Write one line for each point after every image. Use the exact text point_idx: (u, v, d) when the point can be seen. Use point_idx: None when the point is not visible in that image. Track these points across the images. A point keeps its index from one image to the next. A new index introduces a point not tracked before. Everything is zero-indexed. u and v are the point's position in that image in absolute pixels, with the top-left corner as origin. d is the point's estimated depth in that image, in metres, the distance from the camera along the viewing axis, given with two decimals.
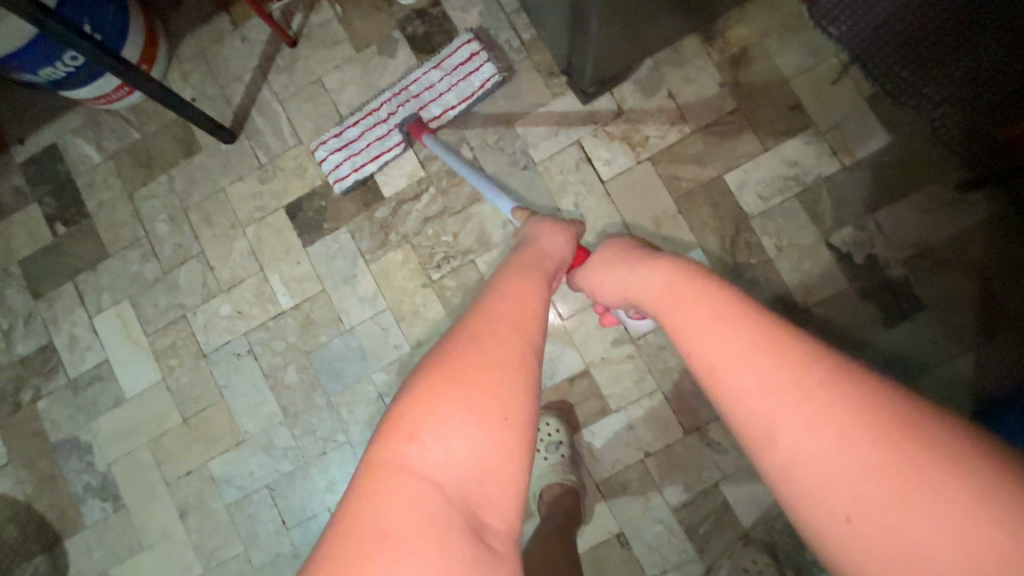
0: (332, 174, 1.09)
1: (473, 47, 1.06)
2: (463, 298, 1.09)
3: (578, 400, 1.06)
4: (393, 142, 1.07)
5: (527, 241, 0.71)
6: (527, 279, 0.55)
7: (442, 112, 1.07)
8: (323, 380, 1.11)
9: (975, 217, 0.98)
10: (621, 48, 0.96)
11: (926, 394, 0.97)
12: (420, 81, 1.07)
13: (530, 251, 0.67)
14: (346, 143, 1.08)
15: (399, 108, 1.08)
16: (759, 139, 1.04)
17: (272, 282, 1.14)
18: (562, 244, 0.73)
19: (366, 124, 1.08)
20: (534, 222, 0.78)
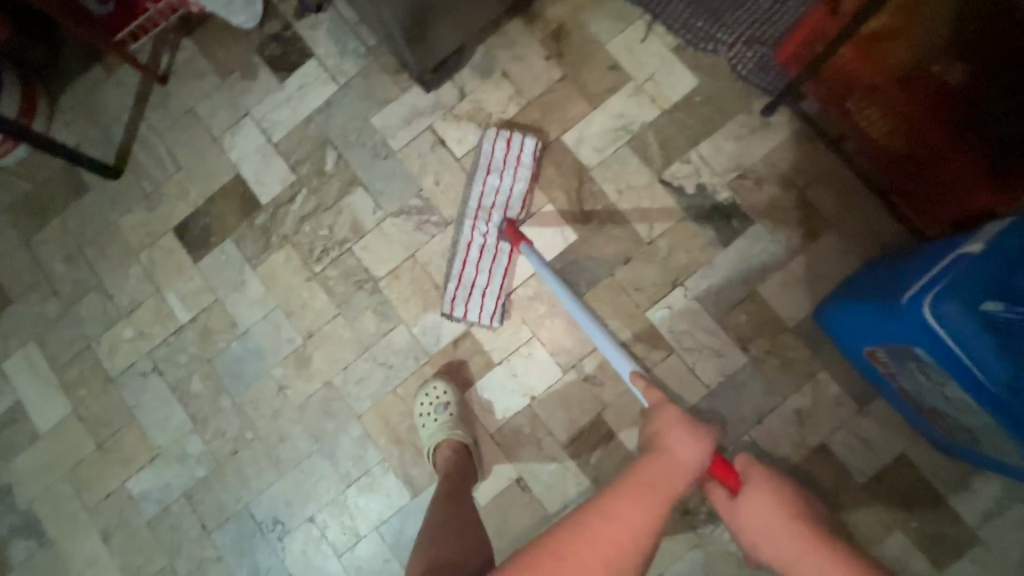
0: (483, 316, 1.09)
1: (504, 135, 1.09)
2: (345, 285, 1.17)
3: (464, 359, 1.13)
4: (507, 252, 1.08)
5: (658, 448, 0.65)
6: (637, 524, 0.57)
7: (522, 200, 1.09)
8: (227, 383, 1.17)
9: (781, 136, 1.10)
10: (438, 37, 1.08)
11: (767, 298, 1.08)
12: (486, 191, 1.08)
13: (656, 470, 0.62)
14: (471, 285, 1.08)
15: (487, 224, 1.08)
16: (588, 101, 1.16)
17: (168, 300, 1.21)
18: (699, 456, 0.64)
19: (475, 259, 1.08)
20: (664, 417, 0.68)
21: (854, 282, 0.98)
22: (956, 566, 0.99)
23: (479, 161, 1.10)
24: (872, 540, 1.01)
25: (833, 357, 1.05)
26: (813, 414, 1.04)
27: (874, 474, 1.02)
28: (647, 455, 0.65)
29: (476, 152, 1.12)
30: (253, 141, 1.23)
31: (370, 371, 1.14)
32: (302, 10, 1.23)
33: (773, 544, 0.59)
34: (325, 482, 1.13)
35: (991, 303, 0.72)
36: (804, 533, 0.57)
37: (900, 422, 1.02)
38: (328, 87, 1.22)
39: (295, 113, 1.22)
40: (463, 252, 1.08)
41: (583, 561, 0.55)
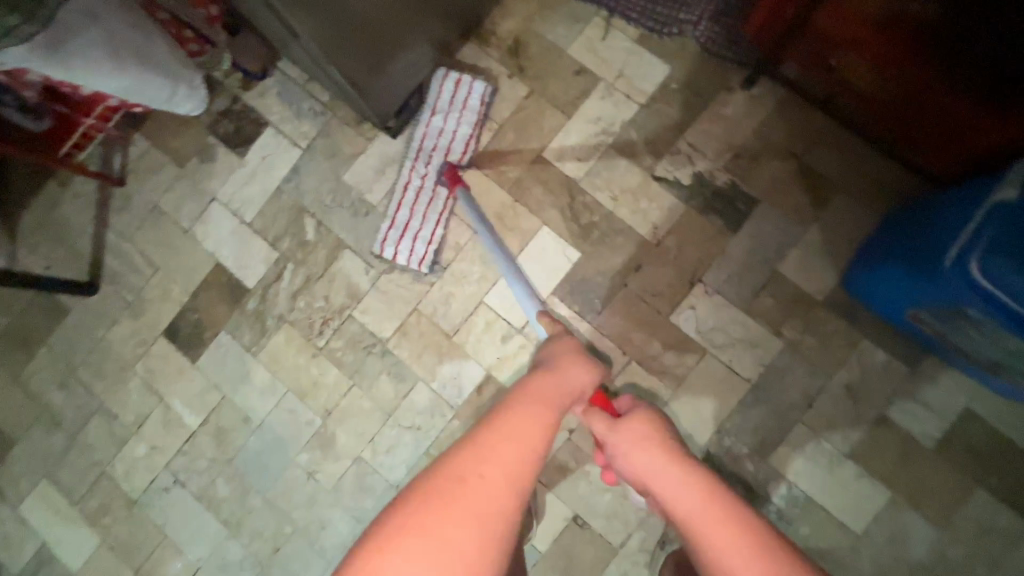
0: (412, 261, 1.08)
1: (454, 77, 1.08)
2: (353, 353, 1.11)
3: (492, 404, 1.07)
4: (442, 198, 1.07)
5: (552, 370, 0.75)
6: (537, 421, 0.63)
7: (465, 146, 1.08)
8: (253, 479, 1.11)
9: (768, 106, 1.05)
10: (390, 81, 1.03)
11: (790, 276, 1.03)
12: (429, 133, 1.08)
13: (552, 383, 0.71)
14: (403, 227, 1.07)
15: (428, 167, 1.08)
16: (561, 111, 1.11)
17: (174, 407, 1.15)
18: (585, 377, 0.76)
19: (411, 201, 1.08)
20: (559, 349, 0.81)
21: (875, 241, 0.95)
22: None
23: (426, 100, 1.09)
24: (955, 505, 0.96)
25: (873, 324, 1.00)
26: (865, 386, 0.99)
27: (941, 436, 0.97)
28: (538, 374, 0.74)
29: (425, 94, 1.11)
30: (226, 226, 1.17)
31: (398, 438, 1.09)
32: (249, 79, 1.17)
33: (631, 446, 0.71)
34: None
35: None
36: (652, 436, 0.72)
37: (956, 377, 0.97)
38: (292, 153, 1.17)
39: (263, 187, 1.17)
40: (399, 192, 1.08)
41: (495, 448, 0.58)
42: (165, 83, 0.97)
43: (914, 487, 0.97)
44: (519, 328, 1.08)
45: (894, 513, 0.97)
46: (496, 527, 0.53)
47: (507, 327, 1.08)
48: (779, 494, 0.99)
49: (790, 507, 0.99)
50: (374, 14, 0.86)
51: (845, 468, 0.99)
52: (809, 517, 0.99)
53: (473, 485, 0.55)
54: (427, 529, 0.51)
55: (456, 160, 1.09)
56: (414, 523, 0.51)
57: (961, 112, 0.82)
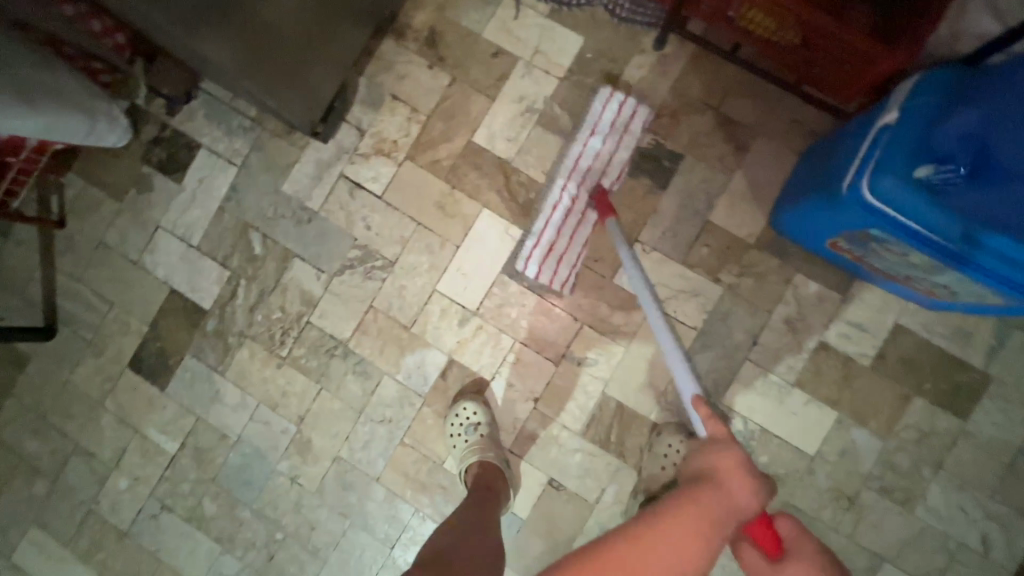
0: (552, 281, 1.08)
1: (618, 97, 1.07)
2: (317, 358, 1.14)
3: (458, 386, 1.11)
4: (591, 223, 1.08)
5: (720, 484, 0.64)
6: (676, 555, 0.56)
7: (619, 170, 1.08)
8: (239, 494, 1.14)
9: (680, 63, 1.09)
10: (310, 87, 1.04)
11: (721, 223, 1.07)
12: (585, 153, 1.07)
13: (724, 508, 0.61)
14: (547, 247, 1.08)
15: (579, 188, 1.07)
16: (485, 94, 1.13)
17: (150, 436, 1.17)
18: (757, 501, 0.64)
19: (559, 220, 1.07)
20: (716, 458, 0.67)
21: (795, 181, 1.00)
22: (979, 409, 1.01)
23: (585, 119, 1.08)
24: (895, 414, 1.03)
25: (803, 259, 1.05)
26: (802, 318, 1.05)
27: (876, 353, 1.03)
28: (703, 478, 0.65)
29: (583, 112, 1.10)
30: (174, 252, 1.18)
31: (372, 432, 1.12)
32: (173, 104, 1.18)
33: None
34: (368, 552, 1.11)
35: (925, 168, 0.70)
36: None
37: (883, 296, 1.03)
38: (228, 172, 1.17)
39: (204, 209, 1.18)
40: (547, 211, 1.08)
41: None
42: (82, 117, 0.96)
43: (858, 404, 1.03)
44: (474, 311, 1.11)
45: (842, 430, 1.03)
46: None
47: (463, 312, 1.11)
48: (736, 430, 1.05)
49: (747, 441, 1.05)
50: (280, 26, 0.87)
51: (793, 396, 1.04)
52: (766, 447, 1.04)
53: None
54: None
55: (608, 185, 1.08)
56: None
57: (853, 45, 0.85)
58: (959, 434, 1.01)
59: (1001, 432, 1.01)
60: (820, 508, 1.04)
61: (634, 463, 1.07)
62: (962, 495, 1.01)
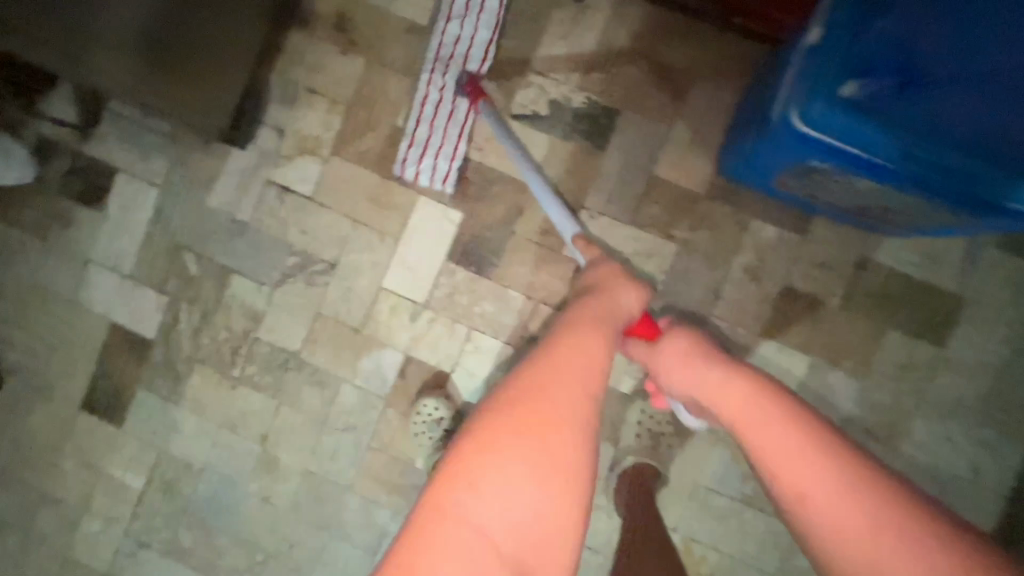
0: (434, 180, 1.04)
1: None
2: (270, 373, 1.10)
3: (418, 383, 1.07)
4: (465, 111, 1.03)
5: (602, 291, 0.74)
6: (595, 335, 0.64)
7: (484, 51, 1.02)
8: (214, 521, 1.11)
9: (604, 11, 1.02)
10: (210, 88, 0.97)
11: (668, 176, 1.01)
12: (446, 41, 1.03)
13: (607, 303, 0.71)
14: (423, 144, 1.04)
15: (445, 77, 1.03)
16: (404, 74, 1.06)
17: (115, 476, 1.13)
18: (637, 297, 0.75)
19: (431, 116, 1.03)
20: (603, 274, 0.78)
21: (742, 118, 0.92)
22: (957, 334, 0.97)
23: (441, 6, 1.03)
24: (871, 351, 0.98)
25: (757, 202, 0.99)
26: (762, 264, 1.00)
27: (844, 291, 0.98)
28: (593, 295, 0.73)
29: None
30: (108, 284, 1.13)
31: (338, 442, 1.08)
32: (84, 130, 1.11)
33: (689, 365, 0.70)
34: (352, 562, 1.09)
35: (849, 84, 0.64)
36: (710, 354, 0.70)
37: (845, 230, 0.98)
38: (150, 193, 1.12)
39: (132, 236, 1.12)
40: (416, 107, 1.04)
41: (563, 363, 0.59)
42: None
43: (831, 346, 0.99)
44: (424, 304, 1.06)
45: (818, 374, 0.99)
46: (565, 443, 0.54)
47: (413, 306, 1.07)
48: None
49: None
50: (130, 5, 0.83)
51: (764, 347, 1.00)
52: None
53: (550, 386, 0.57)
54: (503, 445, 0.54)
55: (474, 69, 1.03)
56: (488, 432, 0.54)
57: None
58: (939, 364, 0.97)
59: (981, 355, 0.96)
60: None
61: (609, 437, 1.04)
62: (948, 425, 0.97)
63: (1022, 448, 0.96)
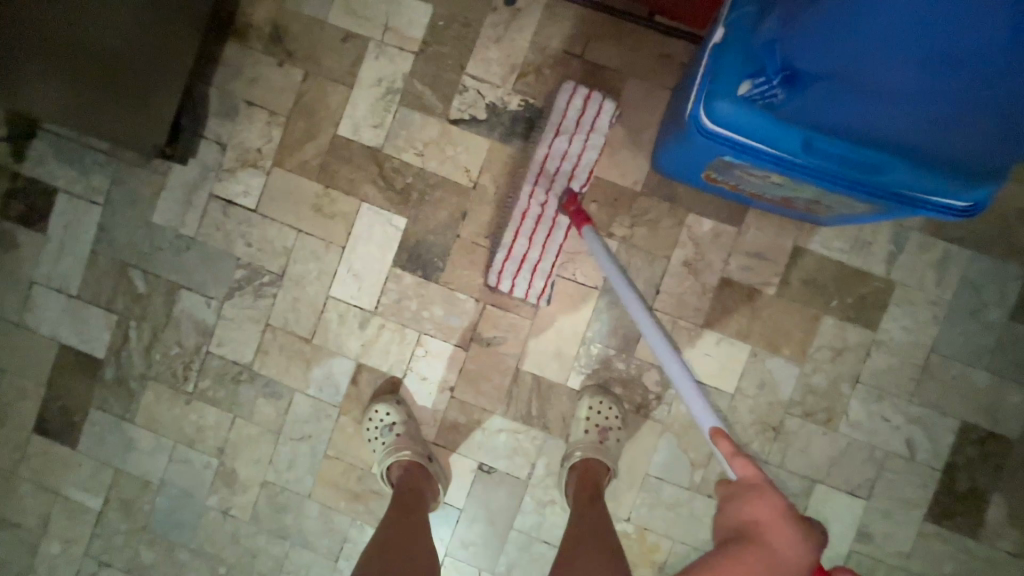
0: (530, 295, 1.02)
1: (583, 93, 0.99)
2: (224, 387, 1.10)
3: (371, 390, 1.08)
4: (565, 228, 1.00)
5: (759, 542, 0.61)
6: None
7: (589, 171, 1.00)
8: (174, 536, 1.12)
9: (535, 14, 1.03)
10: (132, 108, 0.96)
11: (606, 174, 1.03)
12: (552, 155, 0.99)
13: (752, 560, 0.59)
14: (520, 258, 1.01)
15: (548, 193, 0.99)
16: (342, 84, 1.07)
17: (72, 497, 1.13)
18: (806, 553, 0.60)
19: (530, 230, 1.00)
20: (759, 512, 0.63)
21: (671, 116, 0.94)
22: (888, 317, 1.00)
23: (549, 118, 1.00)
24: (807, 337, 1.01)
25: (691, 197, 1.02)
26: (700, 258, 1.02)
27: (780, 280, 1.01)
28: (744, 544, 0.61)
29: (546, 109, 1.02)
30: (55, 306, 1.12)
31: (295, 452, 1.09)
32: (21, 152, 1.11)
33: None
34: (314, 570, 1.10)
35: (743, 84, 0.66)
36: None
37: (778, 220, 1.01)
38: (92, 212, 1.11)
39: (76, 255, 1.12)
40: (516, 220, 1.00)
41: None
42: None
43: (769, 334, 1.02)
44: (372, 311, 1.07)
45: (758, 363, 1.02)
46: None
47: (362, 314, 1.08)
48: (653, 381, 1.05)
49: (666, 390, 1.05)
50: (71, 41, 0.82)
51: (706, 339, 1.02)
52: None
53: None
54: None
55: (576, 188, 1.00)
56: None
57: None
58: (871, 346, 1.00)
59: (912, 336, 1.00)
60: (749, 445, 1.02)
61: (561, 433, 1.06)
62: (883, 405, 1.01)
63: (953, 425, 1.00)
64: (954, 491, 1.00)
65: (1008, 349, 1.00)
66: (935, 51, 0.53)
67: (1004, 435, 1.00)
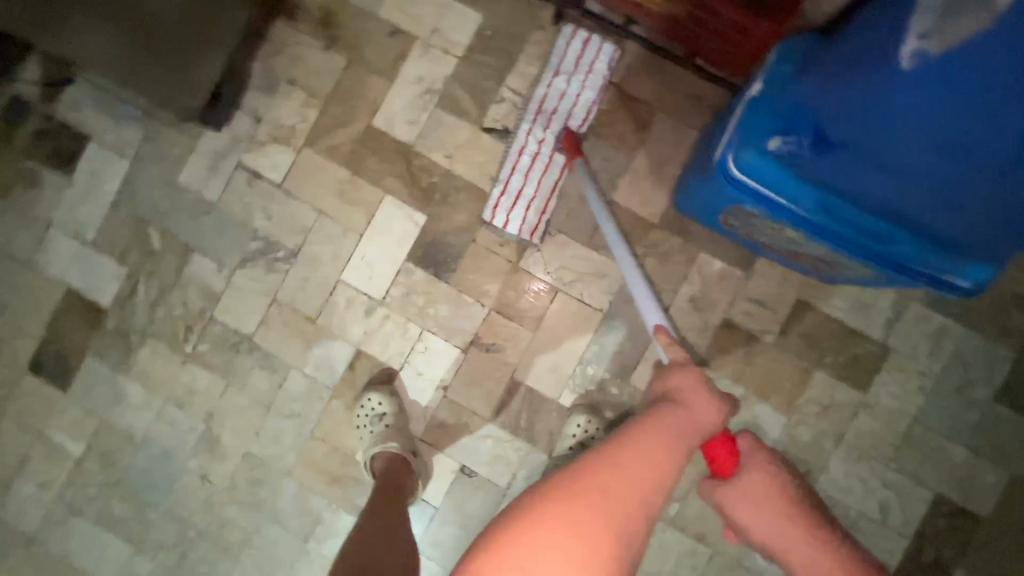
0: (521, 230, 1.03)
1: (583, 35, 1.02)
2: (221, 354, 1.11)
3: (366, 377, 1.09)
4: (561, 165, 1.03)
5: (678, 404, 0.65)
6: (661, 451, 0.59)
7: (586, 111, 1.03)
8: (148, 494, 1.12)
9: None
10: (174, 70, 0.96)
11: (625, 202, 1.06)
12: (551, 94, 1.02)
13: (678, 415, 0.63)
14: (516, 193, 1.03)
15: (545, 131, 1.02)
16: (383, 77, 1.09)
17: (53, 440, 1.13)
18: (719, 412, 0.66)
19: (526, 165, 1.02)
20: (682, 381, 0.68)
21: (693, 159, 0.97)
22: (878, 380, 1.02)
23: (549, 59, 1.03)
24: (798, 388, 1.03)
25: (705, 237, 1.04)
26: (705, 296, 1.04)
27: (779, 329, 1.04)
28: (666, 405, 0.65)
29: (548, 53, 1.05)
30: (67, 251, 1.13)
31: (281, 428, 1.10)
32: (58, 95, 1.12)
33: (782, 526, 0.67)
34: (283, 547, 1.10)
35: (774, 139, 0.68)
36: (806, 527, 0.67)
37: (785, 271, 1.03)
38: (119, 164, 1.12)
39: (97, 204, 1.13)
40: (513, 154, 1.03)
41: (620, 477, 0.56)
42: None
43: (762, 380, 1.04)
44: (379, 301, 1.09)
45: (747, 407, 1.04)
46: (611, 557, 0.54)
47: (369, 302, 1.09)
48: None
49: None
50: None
51: None
52: None
53: (604, 507, 0.54)
54: (546, 563, 0.51)
55: (574, 126, 1.03)
56: (534, 551, 0.52)
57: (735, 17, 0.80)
58: (859, 406, 1.03)
59: (899, 402, 1.02)
60: None
61: (545, 447, 1.07)
62: (862, 466, 1.03)
63: (927, 494, 1.02)
64: (919, 559, 1.02)
65: (990, 429, 1.02)
66: (958, 141, 0.56)
67: (975, 512, 1.02)
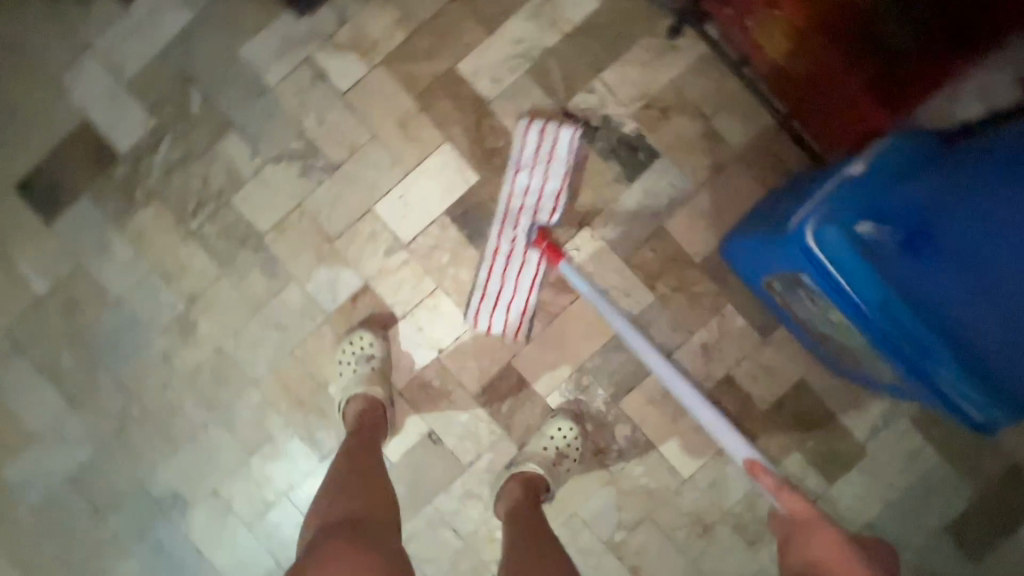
0: (503, 334, 1.04)
1: (540, 125, 1.01)
2: (226, 242, 1.06)
3: (365, 314, 1.06)
4: (535, 263, 1.01)
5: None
6: None
7: (555, 203, 1.01)
8: (103, 357, 1.06)
9: (688, 59, 1.04)
10: None
11: (674, 232, 1.05)
12: (516, 193, 1.01)
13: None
14: (494, 297, 1.02)
15: (515, 231, 1.01)
16: (483, 25, 1.05)
17: (19, 269, 1.06)
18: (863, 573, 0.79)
19: (501, 268, 1.02)
20: (820, 546, 0.83)
21: (754, 214, 0.97)
22: (846, 477, 1.05)
23: (510, 158, 1.02)
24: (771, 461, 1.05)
25: (737, 291, 1.05)
26: (718, 347, 1.05)
27: (774, 401, 1.05)
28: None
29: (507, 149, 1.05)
30: (99, 82, 1.05)
31: (263, 335, 1.06)
32: None
33: None
34: (226, 453, 1.06)
35: (864, 225, 0.70)
36: None
37: (798, 349, 1.05)
38: (183, 13, 1.05)
39: (147, 45, 1.05)
40: (488, 259, 1.02)
41: None
42: None
43: None
44: (404, 244, 1.05)
45: (720, 463, 1.05)
46: None
47: (393, 242, 1.05)
48: (623, 435, 1.06)
49: (630, 448, 1.06)
50: None
51: (686, 419, 1.05)
52: (645, 459, 1.05)
53: None
54: None
55: (546, 221, 1.02)
56: None
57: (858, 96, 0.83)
58: (821, 496, 1.05)
59: (857, 504, 1.05)
60: (675, 528, 1.06)
61: (517, 439, 1.06)
62: None
63: None
64: None
65: (930, 555, 1.05)
66: None
67: None
